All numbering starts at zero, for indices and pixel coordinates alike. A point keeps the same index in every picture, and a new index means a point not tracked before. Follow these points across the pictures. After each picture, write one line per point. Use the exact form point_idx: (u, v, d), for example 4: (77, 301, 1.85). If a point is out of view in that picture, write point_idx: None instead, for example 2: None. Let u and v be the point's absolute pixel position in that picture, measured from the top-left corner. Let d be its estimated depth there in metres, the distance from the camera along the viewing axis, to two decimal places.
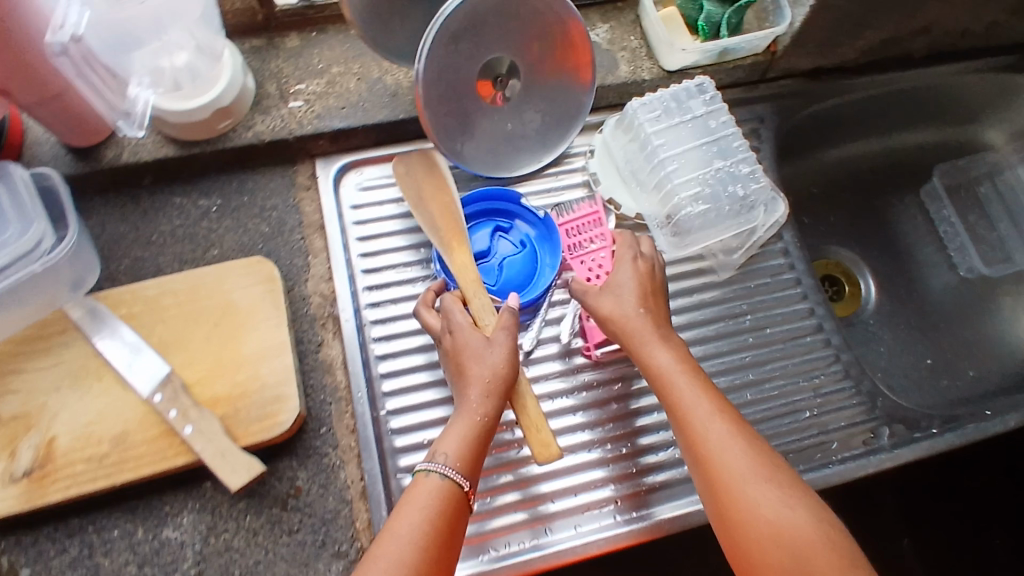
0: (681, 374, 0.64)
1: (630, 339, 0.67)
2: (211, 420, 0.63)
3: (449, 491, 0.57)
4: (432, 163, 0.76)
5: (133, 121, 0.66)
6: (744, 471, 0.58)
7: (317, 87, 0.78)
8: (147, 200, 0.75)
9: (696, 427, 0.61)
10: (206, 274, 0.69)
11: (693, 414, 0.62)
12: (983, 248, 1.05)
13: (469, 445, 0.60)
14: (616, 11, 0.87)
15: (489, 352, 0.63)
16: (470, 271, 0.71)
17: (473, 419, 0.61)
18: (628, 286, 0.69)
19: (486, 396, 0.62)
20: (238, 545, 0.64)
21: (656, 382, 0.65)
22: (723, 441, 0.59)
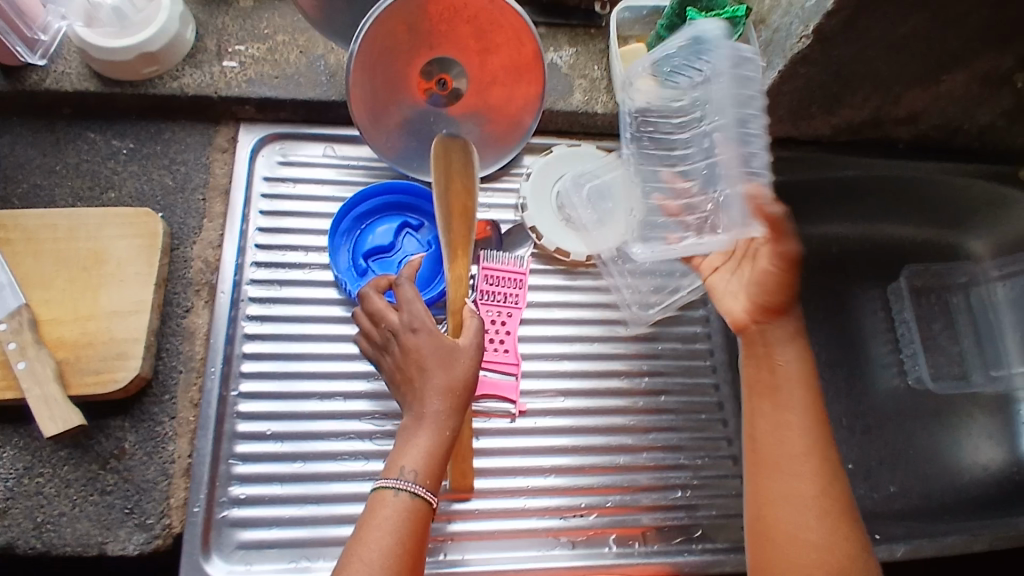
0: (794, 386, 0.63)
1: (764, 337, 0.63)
2: (47, 361, 0.62)
3: (416, 510, 0.55)
4: (469, 160, 0.67)
5: (34, 49, 0.71)
6: (808, 489, 0.60)
7: (256, 51, 0.76)
8: (62, 129, 0.74)
9: (792, 430, 0.62)
10: (89, 216, 0.68)
11: (792, 419, 0.62)
12: (939, 362, 1.00)
13: (435, 459, 0.56)
14: (587, 37, 0.83)
15: (460, 363, 0.59)
16: (462, 287, 0.66)
17: (442, 434, 0.57)
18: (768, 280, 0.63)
19: (452, 412, 0.57)
20: (48, 493, 0.63)
21: (761, 383, 0.64)
22: (803, 453, 0.61)
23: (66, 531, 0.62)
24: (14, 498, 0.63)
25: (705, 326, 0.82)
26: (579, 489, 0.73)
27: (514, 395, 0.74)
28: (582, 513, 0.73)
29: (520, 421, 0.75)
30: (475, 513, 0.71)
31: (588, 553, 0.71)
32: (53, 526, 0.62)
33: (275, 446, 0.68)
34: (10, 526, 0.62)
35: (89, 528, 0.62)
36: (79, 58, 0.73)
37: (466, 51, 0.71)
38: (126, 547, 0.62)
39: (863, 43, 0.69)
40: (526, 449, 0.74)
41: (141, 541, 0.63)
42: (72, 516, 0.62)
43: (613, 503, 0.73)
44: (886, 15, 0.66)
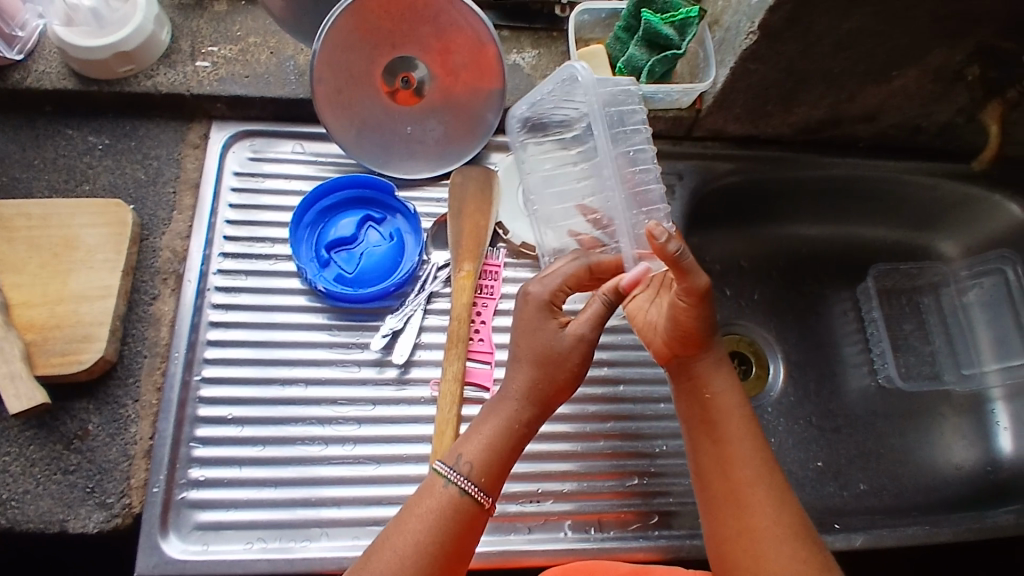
0: (729, 416, 0.65)
1: (695, 369, 0.66)
2: (15, 342, 0.64)
3: (459, 507, 0.57)
4: (486, 189, 0.80)
5: (11, 44, 0.74)
6: (768, 514, 0.60)
7: (229, 52, 0.79)
8: (42, 126, 0.77)
9: (736, 453, 0.63)
10: (63, 206, 0.71)
11: (734, 445, 0.64)
12: (910, 361, 0.99)
13: (493, 454, 0.59)
14: (550, 40, 0.86)
15: (565, 358, 0.60)
16: (463, 294, 0.75)
17: (516, 430, 0.60)
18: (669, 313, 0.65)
19: (536, 409, 0.60)
20: (13, 471, 0.65)
21: (700, 415, 0.66)
22: (755, 477, 0.62)
23: (29, 509, 0.64)
24: None
25: None
26: (537, 476, 0.74)
27: (488, 381, 0.75)
28: (538, 499, 0.73)
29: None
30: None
31: (544, 537, 0.72)
32: (16, 504, 0.64)
33: (236, 430, 0.70)
34: None
35: (51, 506, 0.64)
36: (59, 59, 0.76)
37: (428, 51, 0.75)
38: (86, 525, 0.64)
39: (809, 40, 0.72)
40: None
41: (101, 520, 0.64)
42: (35, 494, 0.64)
43: (570, 489, 0.74)
44: (828, 11, 0.68)
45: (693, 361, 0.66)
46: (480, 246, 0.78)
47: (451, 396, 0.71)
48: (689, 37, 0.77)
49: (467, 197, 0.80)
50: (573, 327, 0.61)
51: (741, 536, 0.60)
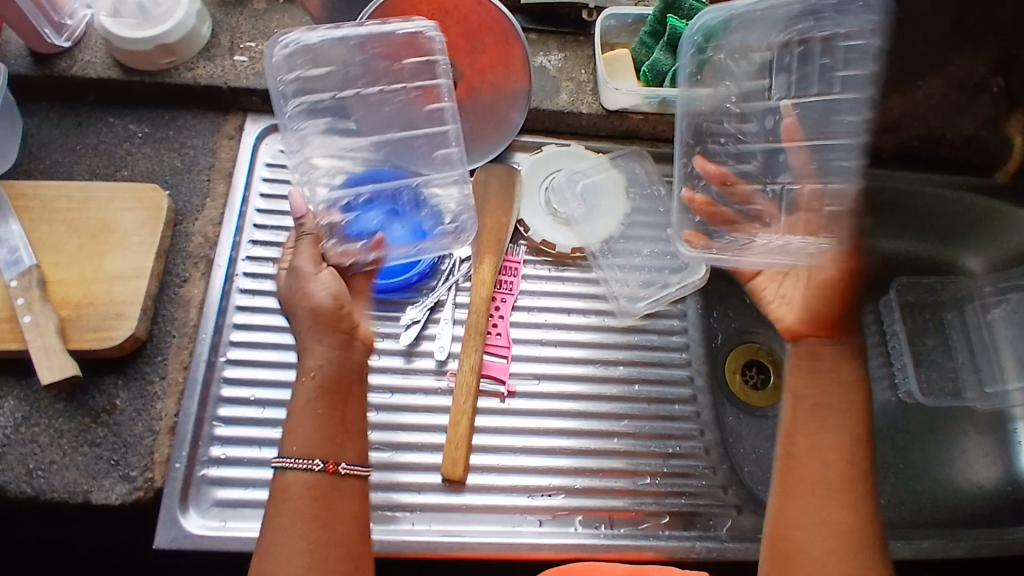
0: (825, 415, 0.63)
1: (814, 359, 0.65)
2: (50, 317, 0.67)
3: (312, 489, 0.60)
4: (510, 187, 0.83)
5: (60, 32, 0.79)
6: (843, 527, 0.59)
7: (265, 48, 0.82)
8: (86, 114, 0.80)
9: (829, 445, 0.62)
10: (101, 190, 0.74)
11: (838, 438, 0.62)
12: (931, 377, 0.98)
13: (319, 429, 0.61)
14: (576, 44, 0.87)
15: (302, 282, 0.66)
16: (484, 285, 0.78)
17: (309, 381, 0.62)
18: (806, 292, 0.66)
19: (342, 355, 0.64)
20: (42, 441, 0.67)
21: (810, 400, 0.64)
22: (841, 484, 0.60)
23: (55, 479, 0.65)
24: (10, 444, 0.66)
25: (683, 321, 0.84)
26: (549, 470, 0.75)
27: (505, 375, 0.77)
28: (548, 492, 0.74)
29: (510, 402, 0.77)
30: (461, 486, 0.73)
31: (555, 531, 0.72)
32: (42, 473, 0.66)
33: (257, 411, 0.72)
34: (3, 471, 0.65)
35: (76, 476, 0.66)
36: (105, 50, 0.80)
37: (452, 51, 0.77)
38: (110, 496, 0.65)
39: None
40: (505, 429, 0.76)
41: (124, 493, 0.66)
42: (62, 465, 0.66)
43: (581, 485, 0.74)
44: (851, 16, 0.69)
45: (819, 352, 0.65)
46: (502, 239, 0.80)
47: (467, 386, 0.74)
48: None
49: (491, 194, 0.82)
50: (308, 281, 0.66)
51: (791, 528, 0.60)
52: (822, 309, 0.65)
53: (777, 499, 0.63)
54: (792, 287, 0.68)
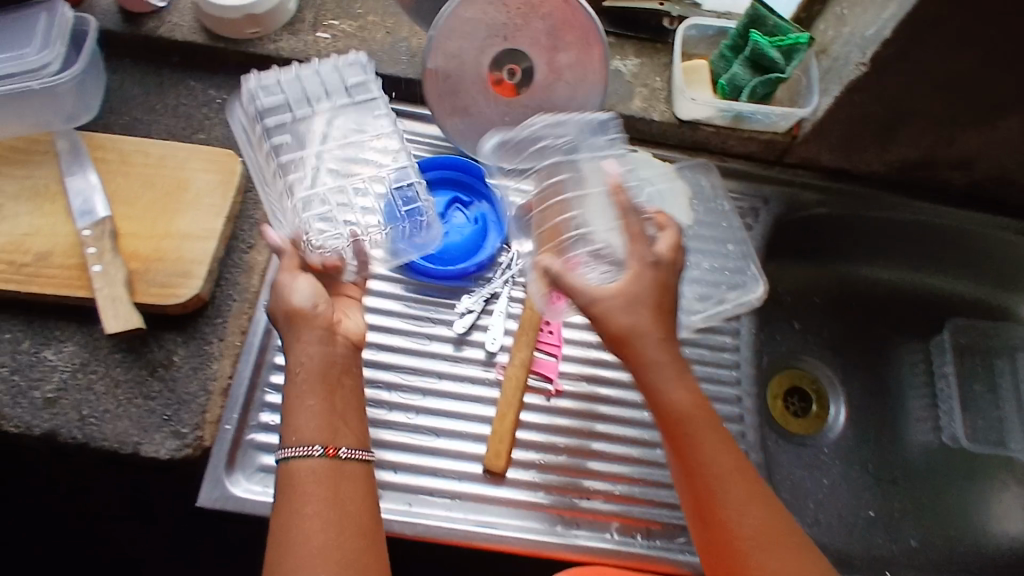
0: (695, 420, 0.59)
1: (637, 361, 0.59)
2: (119, 267, 0.68)
3: (325, 474, 0.58)
4: None
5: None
6: (756, 535, 0.57)
7: (349, 28, 0.83)
8: (168, 75, 0.82)
9: (701, 465, 0.59)
10: (178, 150, 0.76)
11: (702, 456, 0.59)
12: (977, 424, 0.94)
13: (312, 419, 0.59)
14: (653, 51, 0.88)
15: (285, 292, 0.63)
16: None
17: (296, 376, 0.60)
18: (642, 299, 0.58)
19: (327, 354, 0.61)
20: (98, 389, 0.68)
21: (678, 428, 0.59)
22: (739, 499, 0.58)
23: (106, 428, 0.66)
24: (67, 388, 0.68)
25: (735, 338, 0.83)
26: (590, 473, 0.74)
27: (553, 374, 0.77)
28: (587, 496, 0.73)
29: (556, 401, 0.76)
30: (500, 478, 0.72)
31: (590, 535, 0.71)
32: (94, 421, 0.66)
33: None
34: (57, 415, 0.66)
35: (128, 427, 0.66)
36: (193, 15, 0.81)
37: (539, 44, 0.77)
38: (159, 450, 0.66)
39: (915, 77, 0.73)
40: (548, 427, 0.75)
41: (173, 448, 0.66)
42: (114, 414, 0.67)
43: (621, 492, 0.73)
44: (939, 49, 0.69)
45: (633, 355, 0.59)
46: None
47: (515, 381, 0.74)
48: (794, 62, 0.79)
49: None
50: (289, 291, 0.63)
51: (718, 545, 0.58)
52: (651, 306, 0.59)
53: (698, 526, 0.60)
54: (615, 288, 0.59)
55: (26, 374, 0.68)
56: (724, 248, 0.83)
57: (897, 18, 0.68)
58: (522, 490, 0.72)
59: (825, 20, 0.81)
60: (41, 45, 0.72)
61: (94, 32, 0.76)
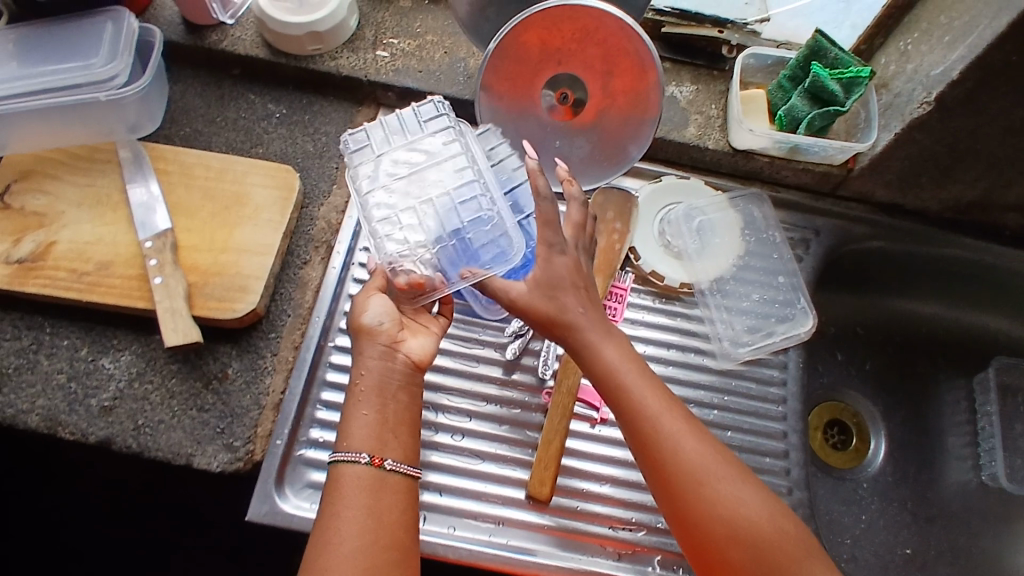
0: (627, 374, 0.60)
1: (570, 333, 0.61)
2: (180, 281, 0.69)
3: (371, 479, 0.58)
4: (627, 213, 0.82)
5: (226, 8, 0.82)
6: (703, 470, 0.58)
7: (407, 46, 0.84)
8: (228, 87, 0.83)
9: (644, 425, 0.59)
10: (239, 164, 0.76)
11: (644, 415, 0.59)
12: (1017, 463, 0.92)
13: (366, 428, 0.60)
14: (710, 78, 0.88)
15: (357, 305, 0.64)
16: None
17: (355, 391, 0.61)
18: (558, 282, 0.60)
19: (386, 368, 0.62)
20: (153, 399, 0.69)
21: (614, 394, 0.60)
22: (680, 439, 0.59)
23: (160, 439, 0.67)
24: (122, 397, 0.69)
25: (782, 371, 0.82)
26: (633, 504, 0.73)
27: (599, 402, 0.76)
28: (629, 526, 0.72)
29: (600, 429, 0.76)
30: (542, 506, 0.72)
31: (631, 567, 0.71)
32: (149, 431, 0.67)
33: None
34: (113, 423, 0.67)
35: (181, 438, 0.67)
36: (256, 29, 0.82)
37: (593, 69, 0.76)
38: (211, 463, 0.67)
39: (980, 120, 0.72)
40: (591, 455, 0.75)
41: (226, 461, 0.67)
42: (169, 425, 0.68)
43: (663, 525, 0.73)
44: (1008, 94, 0.69)
45: (565, 327, 0.60)
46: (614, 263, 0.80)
47: (560, 408, 0.73)
48: (854, 96, 0.77)
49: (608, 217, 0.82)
50: (363, 308, 0.63)
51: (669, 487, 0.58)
52: (570, 282, 0.60)
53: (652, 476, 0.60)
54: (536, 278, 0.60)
55: (83, 381, 0.69)
56: (774, 279, 0.83)
57: (967, 60, 0.68)
58: (563, 517, 0.72)
59: (887, 54, 0.81)
60: (109, 56, 0.73)
61: (158, 43, 0.77)
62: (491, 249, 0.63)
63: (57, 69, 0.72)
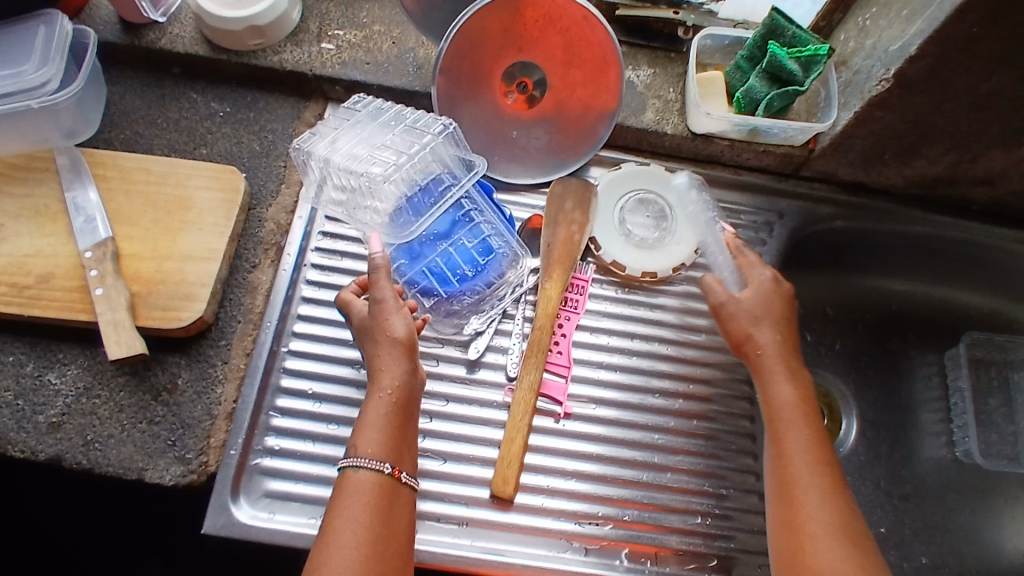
0: (796, 413, 0.66)
1: (759, 360, 0.69)
2: (122, 292, 0.67)
3: (373, 482, 0.58)
4: (587, 204, 0.79)
5: (157, 6, 0.78)
6: (825, 525, 0.59)
7: (353, 38, 0.81)
8: (169, 87, 0.80)
9: (792, 458, 0.63)
10: (181, 167, 0.74)
11: (794, 450, 0.64)
12: (991, 439, 0.92)
13: (387, 435, 0.60)
14: (667, 61, 0.85)
15: (382, 307, 0.63)
16: (549, 303, 0.76)
17: (383, 398, 0.61)
18: (761, 316, 0.70)
19: (404, 378, 0.62)
20: (101, 414, 0.67)
21: (779, 423, 0.66)
22: (815, 486, 0.61)
23: (111, 454, 0.66)
24: (70, 413, 0.67)
25: None
26: (599, 498, 0.73)
27: (563, 396, 0.75)
28: (596, 521, 0.72)
29: (565, 424, 0.75)
30: (507, 504, 0.71)
31: (599, 562, 0.70)
32: (99, 446, 0.66)
33: (314, 405, 0.71)
34: (61, 440, 0.66)
35: (132, 453, 0.66)
36: (194, 25, 0.79)
37: (554, 59, 0.75)
38: (164, 477, 0.65)
39: (941, 95, 0.70)
40: (556, 451, 0.74)
41: (178, 474, 0.66)
42: (118, 439, 0.66)
43: (630, 518, 0.72)
44: (968, 67, 0.67)
45: (757, 354, 0.69)
46: (574, 256, 0.77)
47: (524, 405, 0.72)
48: (813, 75, 0.75)
49: (567, 210, 0.79)
50: (388, 313, 0.63)
51: (788, 520, 0.61)
52: (769, 320, 0.70)
53: (780, 506, 0.63)
54: (750, 300, 0.71)
55: (29, 398, 0.67)
56: None
57: (925, 35, 0.65)
58: (527, 514, 0.71)
59: (845, 30, 0.79)
60: (39, 62, 0.70)
61: (92, 44, 0.74)
62: (463, 226, 0.77)
63: None
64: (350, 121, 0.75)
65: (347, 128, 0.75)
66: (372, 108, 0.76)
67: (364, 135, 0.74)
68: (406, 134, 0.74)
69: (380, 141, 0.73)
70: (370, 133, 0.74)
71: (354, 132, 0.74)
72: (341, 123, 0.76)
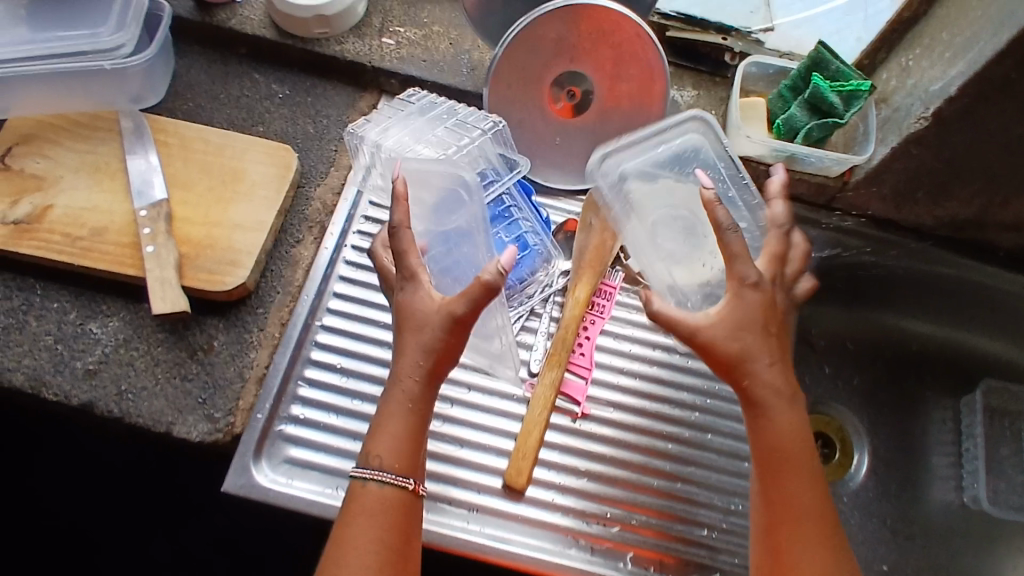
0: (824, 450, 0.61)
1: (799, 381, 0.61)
2: (171, 250, 0.70)
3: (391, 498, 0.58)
4: None
5: None
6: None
7: (413, 36, 0.85)
8: (233, 66, 0.84)
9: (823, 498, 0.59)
10: (239, 141, 0.77)
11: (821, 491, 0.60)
12: (1000, 487, 0.91)
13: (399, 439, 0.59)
14: (711, 84, 0.88)
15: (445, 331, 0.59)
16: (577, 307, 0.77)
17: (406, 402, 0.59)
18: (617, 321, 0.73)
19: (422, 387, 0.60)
20: (138, 366, 0.69)
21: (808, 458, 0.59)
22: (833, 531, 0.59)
23: (142, 405, 0.68)
24: (107, 361, 0.69)
25: None
26: (607, 499, 0.73)
27: (581, 397, 0.77)
28: (604, 522, 0.72)
29: (581, 424, 0.76)
30: (518, 495, 0.72)
31: (603, 562, 0.71)
32: (132, 397, 0.68)
33: (340, 379, 0.73)
34: (95, 387, 0.68)
35: (163, 406, 0.68)
36: (264, 10, 0.83)
37: (602, 71, 0.77)
38: (191, 432, 0.67)
39: (976, 136, 0.72)
40: (571, 449, 0.75)
41: (205, 432, 0.68)
42: (151, 392, 0.68)
43: (637, 522, 0.73)
44: (1003, 110, 0.69)
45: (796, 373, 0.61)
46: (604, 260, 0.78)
47: (543, 400, 0.73)
48: (853, 109, 0.77)
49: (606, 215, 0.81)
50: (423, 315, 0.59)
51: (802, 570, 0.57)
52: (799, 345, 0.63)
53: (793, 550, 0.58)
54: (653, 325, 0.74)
55: (70, 344, 0.70)
56: None
57: (965, 76, 0.68)
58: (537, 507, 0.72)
59: (887, 69, 0.81)
60: (115, 26, 0.74)
61: (167, 18, 0.78)
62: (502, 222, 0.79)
63: (63, 35, 0.73)
64: (403, 111, 0.78)
65: (397, 119, 0.77)
66: (425, 103, 0.79)
67: (416, 126, 0.77)
68: (456, 128, 0.77)
69: (428, 132, 0.76)
70: (419, 125, 0.76)
71: (405, 122, 0.76)
72: (394, 113, 0.78)
